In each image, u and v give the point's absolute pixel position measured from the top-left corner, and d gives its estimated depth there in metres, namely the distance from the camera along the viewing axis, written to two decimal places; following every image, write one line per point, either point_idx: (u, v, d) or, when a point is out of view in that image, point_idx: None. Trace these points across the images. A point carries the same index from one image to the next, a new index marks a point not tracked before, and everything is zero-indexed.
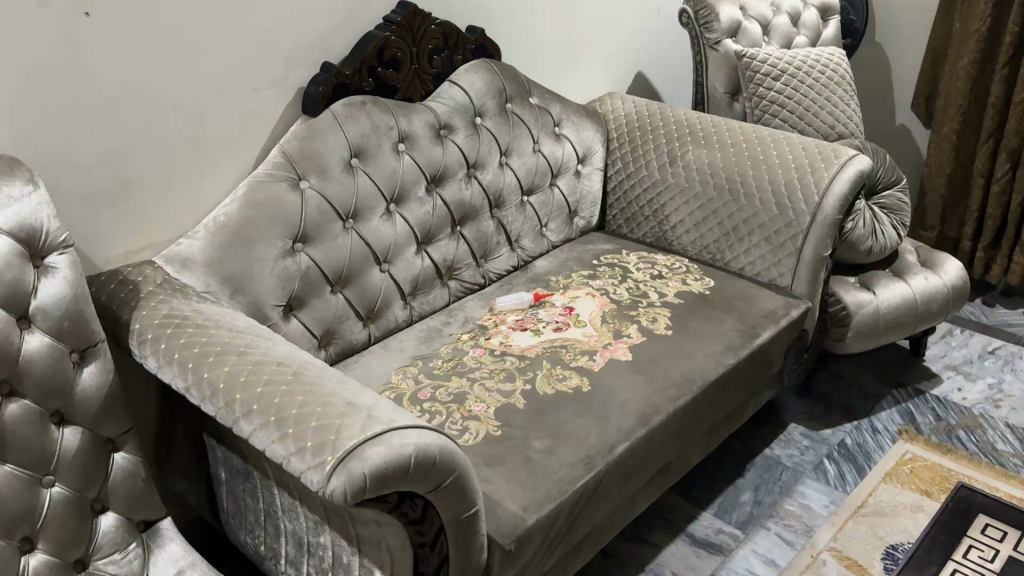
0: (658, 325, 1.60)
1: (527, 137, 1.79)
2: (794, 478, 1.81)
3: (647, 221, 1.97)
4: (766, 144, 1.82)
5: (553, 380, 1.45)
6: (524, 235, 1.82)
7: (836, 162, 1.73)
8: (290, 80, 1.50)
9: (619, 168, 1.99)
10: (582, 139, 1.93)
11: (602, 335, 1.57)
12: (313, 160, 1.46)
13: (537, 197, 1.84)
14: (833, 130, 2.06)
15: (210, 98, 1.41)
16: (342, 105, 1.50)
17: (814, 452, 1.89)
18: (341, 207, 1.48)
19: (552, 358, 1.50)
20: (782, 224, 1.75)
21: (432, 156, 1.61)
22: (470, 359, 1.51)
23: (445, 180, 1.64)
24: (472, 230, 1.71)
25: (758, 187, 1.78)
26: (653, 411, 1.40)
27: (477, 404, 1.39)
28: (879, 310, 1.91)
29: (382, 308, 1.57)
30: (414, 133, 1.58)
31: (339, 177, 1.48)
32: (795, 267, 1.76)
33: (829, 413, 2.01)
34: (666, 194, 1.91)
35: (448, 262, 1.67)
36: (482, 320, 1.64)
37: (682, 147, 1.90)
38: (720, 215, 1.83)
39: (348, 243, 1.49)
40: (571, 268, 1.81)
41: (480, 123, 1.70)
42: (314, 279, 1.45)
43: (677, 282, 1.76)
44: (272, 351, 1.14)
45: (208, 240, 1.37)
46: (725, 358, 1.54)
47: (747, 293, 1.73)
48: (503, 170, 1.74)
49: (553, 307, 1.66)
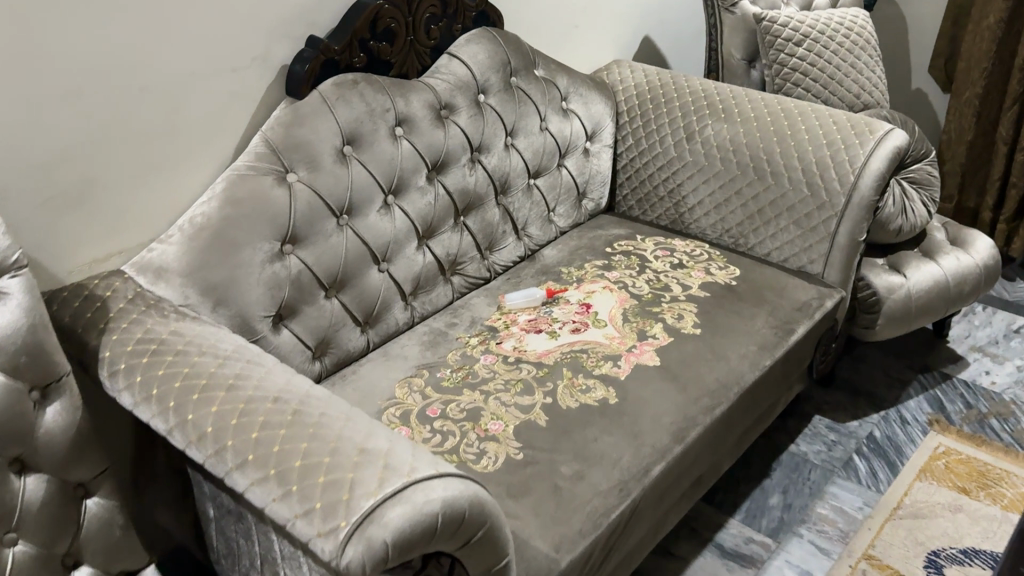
0: (686, 323, 1.46)
1: (534, 114, 1.63)
2: (823, 477, 1.69)
3: (661, 202, 1.82)
4: (792, 118, 1.67)
5: (576, 392, 1.31)
6: (531, 222, 1.67)
7: (872, 138, 1.58)
8: (273, 58, 1.32)
9: (630, 145, 1.84)
10: (592, 114, 1.77)
11: (625, 337, 1.42)
12: (302, 150, 1.29)
13: (545, 180, 1.68)
14: (858, 100, 1.92)
15: (185, 82, 1.23)
16: (332, 85, 1.32)
17: (843, 448, 1.77)
18: (334, 201, 1.31)
19: (574, 365, 1.36)
20: (813, 206, 1.61)
21: (434, 141, 1.44)
22: (481, 368, 1.36)
23: (447, 167, 1.47)
24: (477, 220, 1.55)
25: (785, 166, 1.64)
26: (687, 425, 1.27)
27: (494, 422, 1.25)
28: (910, 295, 1.79)
29: (381, 312, 1.42)
30: (412, 115, 1.41)
31: (332, 169, 1.31)
32: (828, 253, 1.62)
33: (854, 402, 1.90)
34: (683, 173, 1.76)
35: (451, 257, 1.52)
36: (491, 320, 1.49)
37: (700, 121, 1.75)
38: (743, 196, 1.69)
39: (343, 243, 1.33)
40: (583, 258, 1.67)
41: (484, 100, 1.53)
42: (306, 284, 1.30)
43: (700, 271, 1.61)
44: (267, 386, 0.98)
45: (186, 244, 1.20)
46: (761, 360, 1.41)
47: (777, 283, 1.59)
48: (509, 152, 1.58)
49: (568, 304, 1.51)
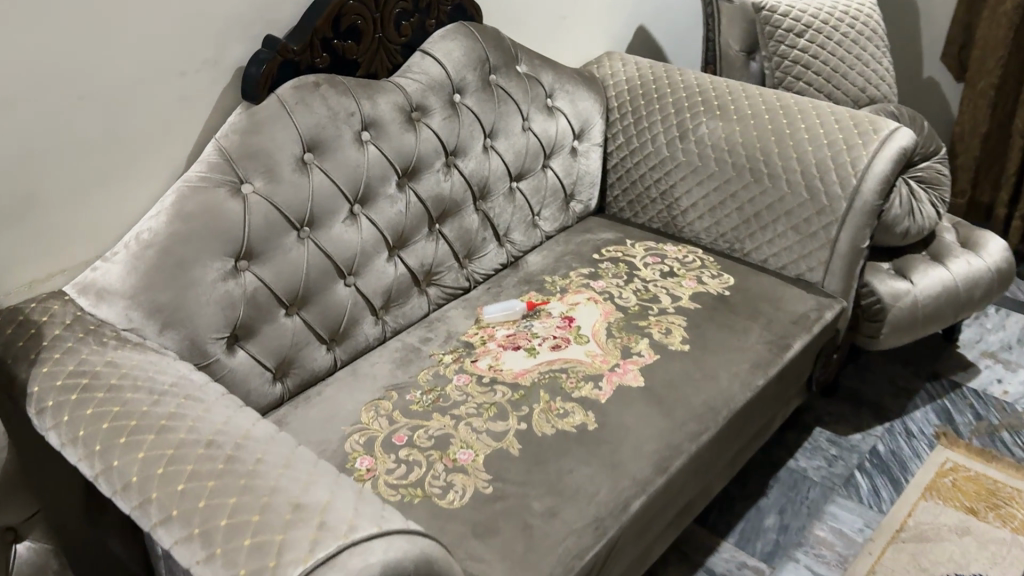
0: (673, 339, 1.37)
1: (516, 114, 1.53)
2: (822, 496, 1.61)
3: (653, 204, 1.72)
4: (792, 116, 1.57)
5: (553, 417, 1.22)
6: (513, 228, 1.58)
7: (876, 137, 1.48)
8: (226, 60, 1.23)
9: (621, 143, 1.74)
10: (579, 111, 1.67)
11: (608, 354, 1.34)
12: (258, 159, 1.20)
13: (528, 183, 1.59)
14: (863, 94, 1.82)
15: (130, 89, 1.14)
16: (291, 89, 1.23)
17: (844, 463, 1.68)
18: (293, 213, 1.23)
19: (552, 386, 1.27)
20: (812, 211, 1.51)
21: (404, 145, 1.35)
22: (454, 389, 1.28)
23: (420, 173, 1.38)
24: (454, 228, 1.46)
25: (784, 168, 1.54)
26: (671, 454, 1.18)
27: (463, 452, 1.17)
28: (917, 302, 1.69)
29: (349, 328, 1.34)
30: (381, 119, 1.32)
31: (291, 179, 1.23)
32: (829, 261, 1.52)
33: (857, 413, 1.81)
34: (676, 174, 1.66)
35: (426, 267, 1.43)
36: (468, 335, 1.41)
37: (694, 118, 1.65)
38: (739, 199, 1.59)
39: (305, 257, 1.25)
40: (569, 265, 1.58)
41: (459, 101, 1.43)
42: (263, 302, 1.22)
43: (691, 280, 1.52)
44: (202, 428, 0.90)
45: (132, 262, 1.12)
46: (753, 380, 1.32)
47: (773, 293, 1.50)
48: (488, 155, 1.49)
49: (550, 317, 1.43)
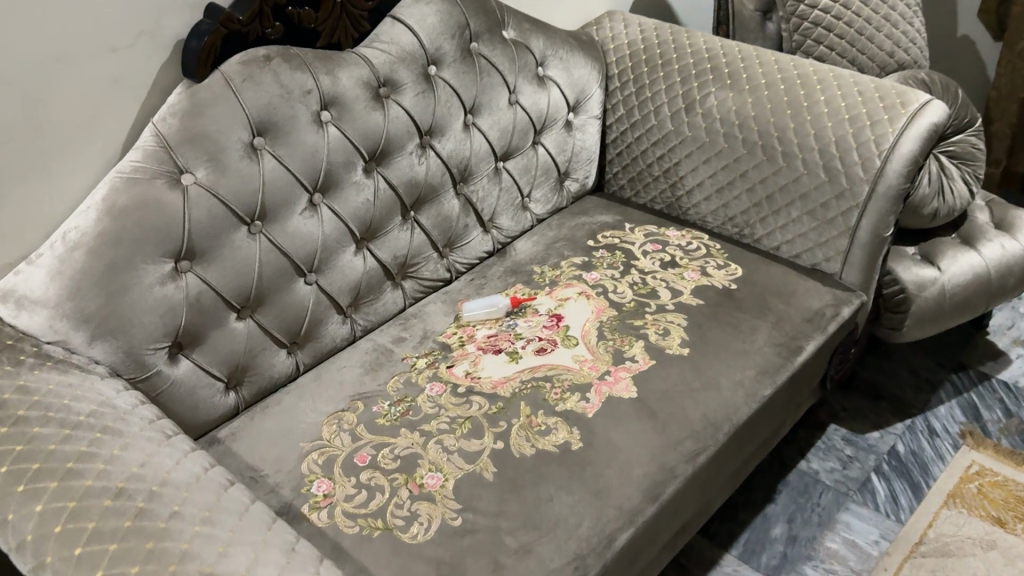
0: (672, 342, 1.23)
1: (502, 87, 1.38)
2: (835, 502, 1.48)
3: (656, 183, 1.57)
4: (810, 87, 1.41)
5: (533, 435, 1.09)
6: (500, 212, 1.44)
7: (903, 112, 1.32)
8: (164, 32, 1.08)
9: (621, 115, 1.58)
10: (575, 81, 1.51)
11: (598, 360, 1.20)
12: (199, 145, 1.06)
13: (516, 162, 1.45)
14: (891, 59, 1.65)
15: (51, 68, 1.00)
16: (238, 64, 1.09)
17: (860, 465, 1.55)
18: (241, 206, 1.10)
19: (533, 397, 1.14)
20: (831, 194, 1.36)
21: (370, 126, 1.20)
22: (425, 401, 1.16)
23: (391, 156, 1.24)
24: (431, 215, 1.33)
25: (800, 145, 1.38)
26: (665, 478, 1.05)
27: (432, 476, 1.05)
28: (944, 291, 1.54)
29: (312, 329, 1.22)
30: (343, 96, 1.17)
31: (238, 167, 1.09)
32: (847, 251, 1.37)
33: (876, 409, 1.67)
34: (681, 150, 1.51)
35: (399, 260, 1.30)
36: (446, 335, 1.28)
37: (701, 89, 1.48)
38: (749, 179, 1.44)
39: (256, 255, 1.12)
40: (560, 253, 1.44)
41: (435, 73, 1.28)
42: (208, 307, 1.09)
43: (695, 272, 1.38)
44: (112, 473, 0.79)
45: (58, 266, 1.00)
46: (760, 390, 1.18)
47: (785, 287, 1.35)
48: (469, 133, 1.34)
49: (536, 315, 1.29)
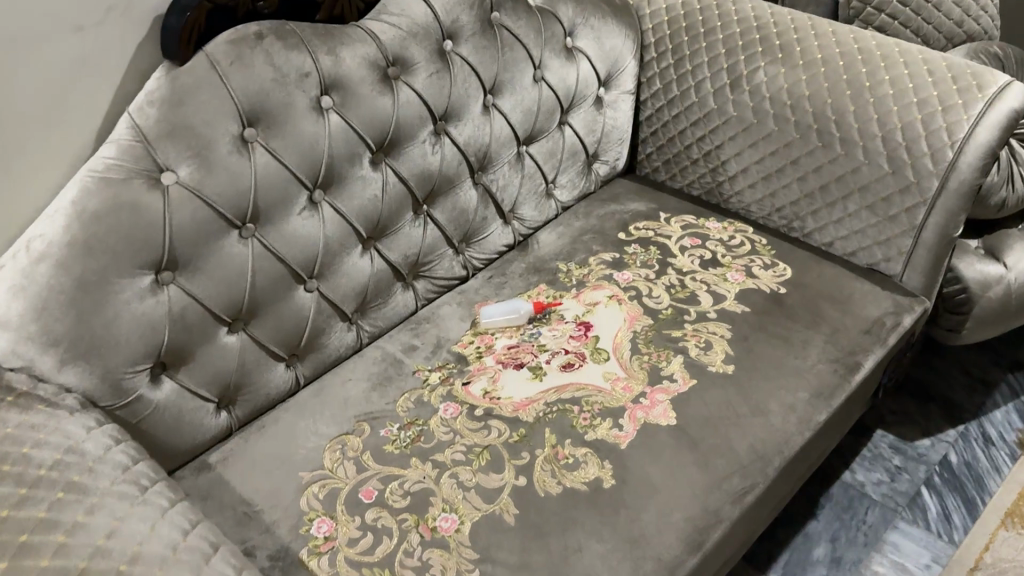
0: (714, 358, 1.11)
1: (526, 62, 1.23)
2: (882, 520, 1.37)
3: (694, 166, 1.43)
4: (873, 64, 1.24)
5: (559, 469, 0.97)
6: (523, 201, 1.30)
7: (980, 96, 1.16)
8: (138, 7, 0.94)
9: (657, 90, 1.43)
10: (607, 52, 1.35)
11: (632, 379, 1.08)
12: (181, 139, 0.93)
13: (541, 145, 1.30)
14: (959, 29, 1.48)
15: (7, 50, 0.86)
16: (225, 44, 0.95)
17: (909, 477, 1.43)
18: (230, 209, 0.96)
19: (559, 423, 1.02)
20: (894, 188, 1.21)
21: (377, 112, 1.06)
22: (439, 425, 1.03)
23: (401, 145, 1.10)
24: (446, 209, 1.19)
25: (860, 132, 1.22)
26: (709, 523, 0.93)
27: (445, 518, 0.93)
28: (1010, 288, 1.38)
29: (314, 340, 1.09)
30: (347, 78, 1.03)
31: (227, 164, 0.95)
32: (910, 251, 1.23)
33: (925, 413, 1.55)
34: (724, 132, 1.36)
35: (410, 260, 1.17)
36: (462, 344, 1.15)
37: (749, 63, 1.32)
38: (801, 167, 1.29)
39: (248, 263, 0.99)
40: (588, 248, 1.30)
41: (451, 49, 1.13)
42: (194, 322, 0.97)
43: (739, 272, 1.24)
44: (74, 549, 0.68)
45: (21, 281, 0.87)
46: (814, 416, 1.05)
47: (839, 292, 1.22)
48: (489, 116, 1.20)
49: (562, 323, 1.16)
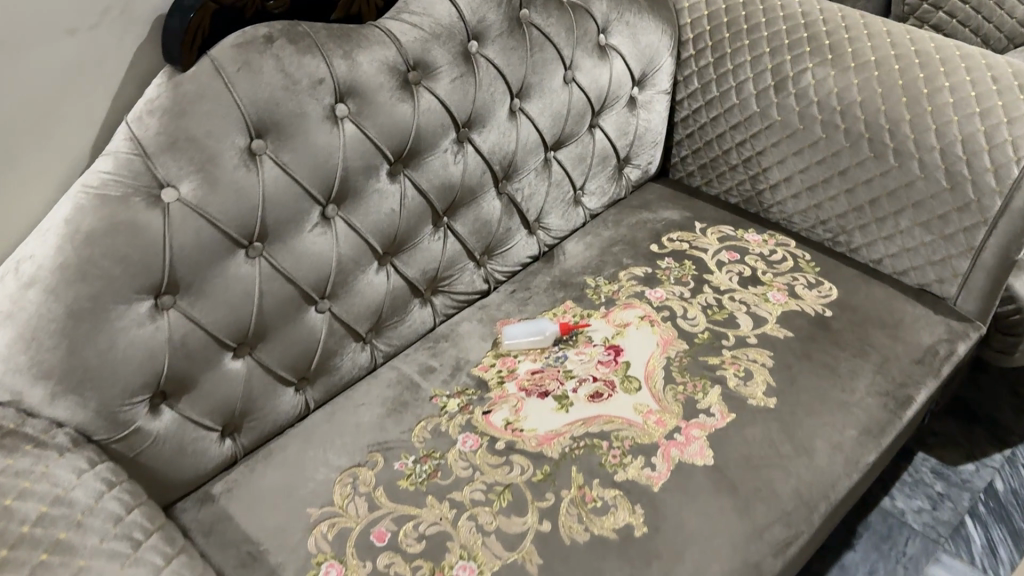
0: (755, 390, 1.03)
1: (557, 63, 1.14)
2: (923, 552, 1.29)
3: (733, 172, 1.34)
4: (931, 69, 1.13)
5: (586, 514, 0.90)
6: (549, 210, 1.23)
7: None
8: (137, 8, 0.87)
9: (695, 90, 1.34)
10: (643, 50, 1.26)
11: (665, 412, 1.00)
12: (183, 153, 0.85)
13: (570, 151, 1.22)
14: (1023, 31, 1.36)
15: None
16: (231, 48, 0.87)
17: (952, 506, 1.35)
18: (236, 228, 0.89)
19: (587, 461, 0.95)
20: (952, 206, 1.11)
21: (396, 120, 0.98)
22: (457, 459, 0.97)
23: (421, 154, 1.03)
24: (469, 221, 1.11)
25: (916, 143, 1.12)
26: None
27: (463, 567, 0.86)
28: None
29: (325, 362, 1.03)
30: (363, 84, 0.95)
31: (233, 179, 0.88)
32: (966, 273, 1.15)
33: (970, 435, 1.47)
34: (766, 138, 1.27)
35: (429, 275, 1.10)
36: (483, 368, 1.08)
37: (795, 64, 1.22)
38: (850, 179, 1.20)
39: (255, 284, 0.92)
40: (618, 261, 1.23)
41: (477, 51, 1.05)
42: (197, 350, 0.90)
43: (780, 292, 1.16)
44: None
45: (9, 307, 0.80)
46: (862, 457, 0.97)
47: (887, 316, 1.14)
48: (516, 121, 1.12)
49: (590, 346, 1.09)
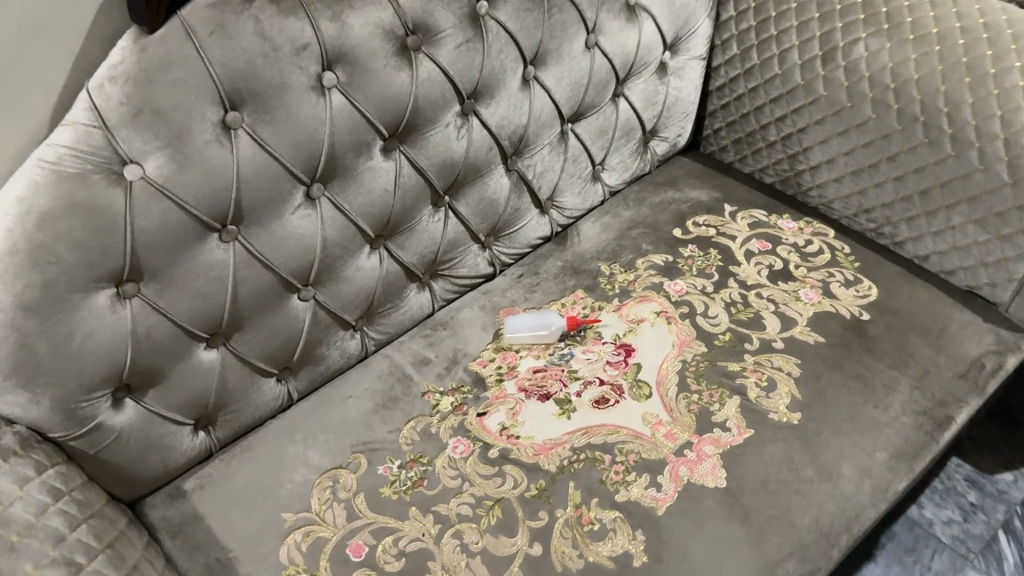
0: (777, 403, 0.93)
1: (579, 26, 1.02)
2: (949, 568, 1.20)
3: (770, 150, 1.23)
4: (1001, 45, 0.98)
5: (581, 538, 0.83)
6: (564, 188, 1.13)
7: None
8: None
9: (733, 57, 1.21)
10: (677, 11, 1.13)
11: (676, 424, 0.91)
12: (150, 125, 0.75)
13: (590, 123, 1.11)
14: None
15: None
16: (206, 8, 0.76)
17: (985, 519, 1.26)
18: (208, 210, 0.81)
19: (587, 478, 0.87)
20: (1013, 203, 0.99)
21: (391, 91, 0.88)
22: (446, 466, 0.89)
23: (420, 129, 0.93)
24: (473, 201, 1.02)
25: (977, 131, 0.99)
26: None
27: None
28: None
29: (309, 352, 0.95)
30: (355, 50, 0.84)
31: (204, 156, 0.79)
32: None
33: (1013, 441, 1.36)
34: (809, 114, 1.15)
35: (428, 260, 1.01)
36: (482, 362, 0.99)
37: (848, 33, 1.09)
38: (899, 165, 1.08)
39: (230, 271, 0.84)
40: (636, 246, 1.13)
41: (488, 12, 0.93)
42: (165, 342, 0.83)
43: (813, 290, 1.06)
44: None
45: None
46: (892, 485, 0.88)
47: (930, 323, 1.03)
48: (529, 90, 1.01)
49: (599, 344, 1.00)
